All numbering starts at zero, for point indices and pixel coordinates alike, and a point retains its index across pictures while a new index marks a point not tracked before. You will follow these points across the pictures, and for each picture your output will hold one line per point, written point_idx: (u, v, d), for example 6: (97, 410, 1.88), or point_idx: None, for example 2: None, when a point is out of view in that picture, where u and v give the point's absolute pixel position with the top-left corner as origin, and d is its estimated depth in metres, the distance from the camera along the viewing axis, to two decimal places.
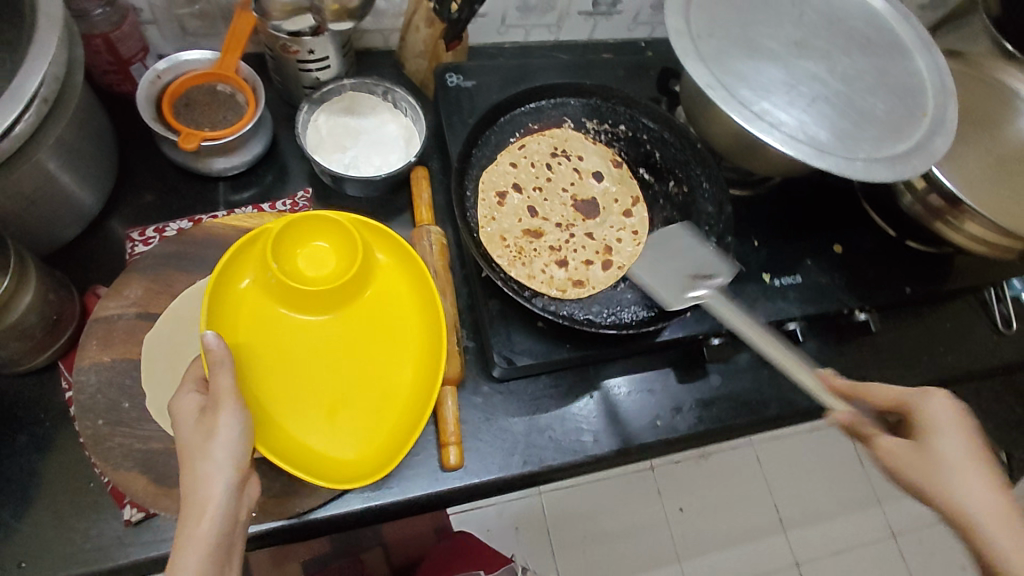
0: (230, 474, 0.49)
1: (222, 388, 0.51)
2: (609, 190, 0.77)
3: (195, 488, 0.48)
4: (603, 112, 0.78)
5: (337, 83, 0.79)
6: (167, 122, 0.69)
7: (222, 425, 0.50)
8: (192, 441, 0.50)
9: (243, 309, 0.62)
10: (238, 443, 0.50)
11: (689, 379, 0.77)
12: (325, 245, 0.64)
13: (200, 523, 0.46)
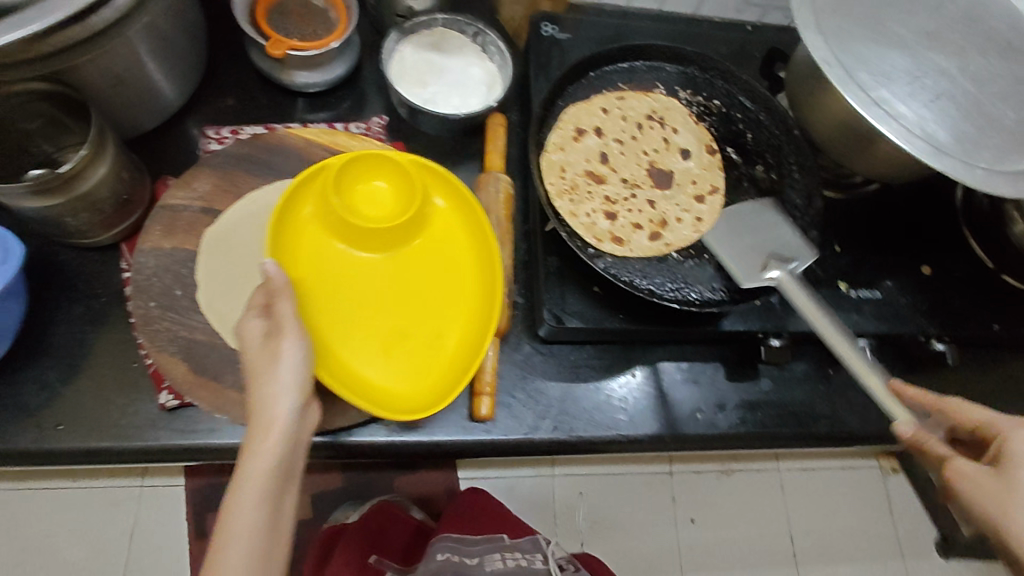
0: (295, 395, 0.49)
1: (285, 315, 0.51)
2: (691, 170, 0.70)
3: (261, 407, 0.48)
4: (698, 84, 0.72)
5: (429, 16, 0.78)
6: (258, 26, 0.69)
7: (287, 348, 0.50)
8: (257, 364, 0.50)
9: (302, 241, 0.60)
10: (303, 367, 0.50)
11: (739, 378, 0.72)
12: (384, 184, 0.62)
13: (267, 441, 0.47)
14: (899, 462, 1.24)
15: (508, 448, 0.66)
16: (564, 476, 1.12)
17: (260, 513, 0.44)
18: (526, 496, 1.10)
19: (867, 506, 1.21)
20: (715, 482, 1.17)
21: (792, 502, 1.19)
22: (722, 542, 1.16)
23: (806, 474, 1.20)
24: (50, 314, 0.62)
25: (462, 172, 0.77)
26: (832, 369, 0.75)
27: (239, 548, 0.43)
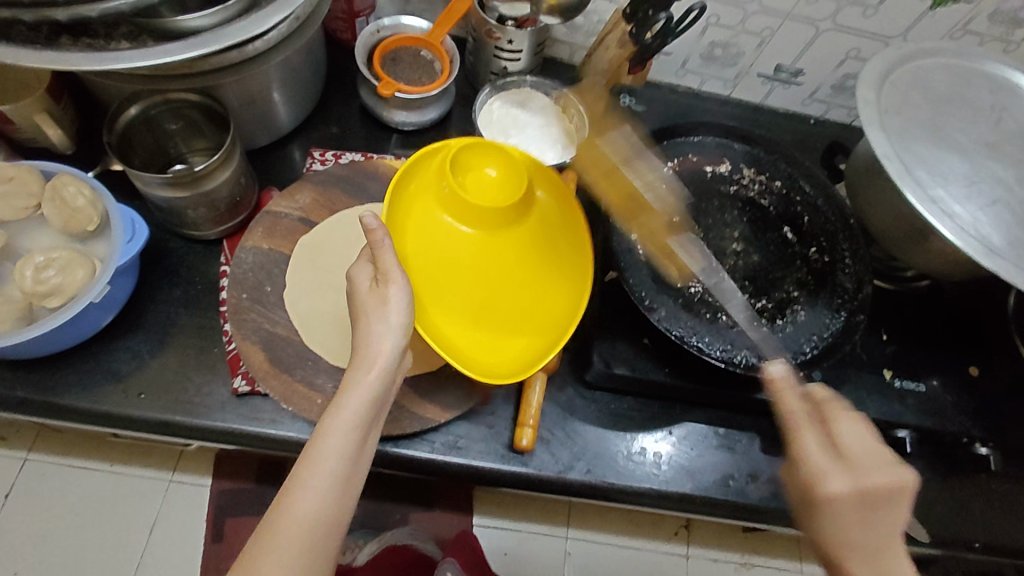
0: (398, 338, 0.52)
1: (390, 263, 0.53)
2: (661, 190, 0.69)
3: (365, 342, 0.52)
4: (763, 163, 0.73)
5: (520, 77, 0.86)
6: (373, 68, 0.79)
7: (392, 296, 0.53)
8: (366, 304, 0.54)
9: (415, 208, 0.68)
10: (405, 314, 0.53)
11: (775, 452, 0.73)
12: (492, 171, 0.67)
13: (369, 373, 0.51)
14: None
15: (541, 483, 0.68)
16: (578, 540, 1.05)
17: (349, 441, 0.49)
18: (535, 556, 1.04)
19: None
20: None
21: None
22: None
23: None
24: (149, 293, 0.69)
25: None
26: None
27: (329, 466, 0.48)
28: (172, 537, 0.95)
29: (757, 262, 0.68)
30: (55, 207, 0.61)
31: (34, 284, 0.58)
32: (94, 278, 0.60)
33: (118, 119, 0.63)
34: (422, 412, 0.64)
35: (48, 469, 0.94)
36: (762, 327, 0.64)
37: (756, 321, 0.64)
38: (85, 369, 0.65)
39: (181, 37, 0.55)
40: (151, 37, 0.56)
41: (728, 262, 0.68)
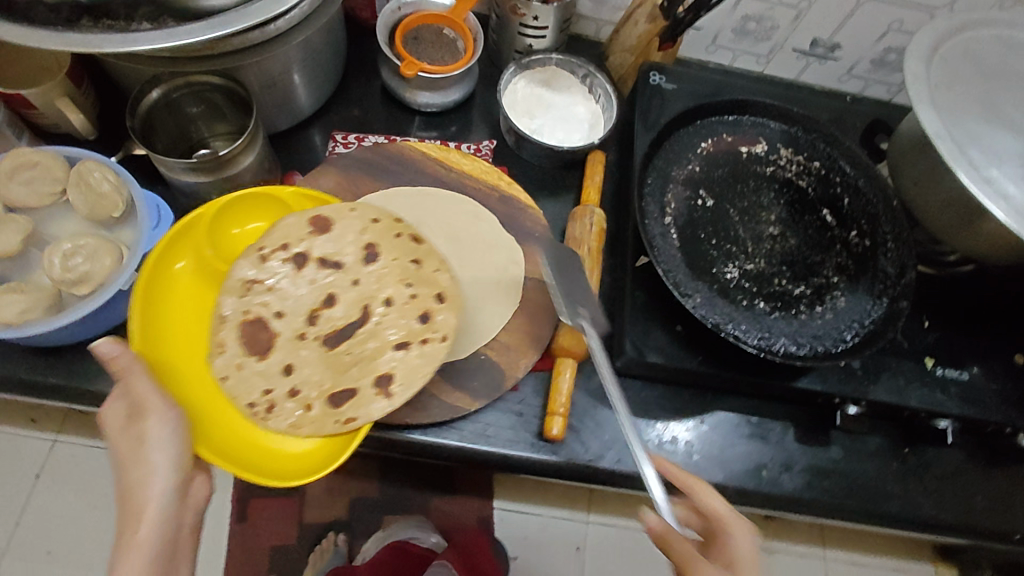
0: (167, 480, 0.51)
1: (143, 391, 0.52)
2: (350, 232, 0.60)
3: (136, 491, 0.50)
4: (801, 144, 0.71)
5: (546, 54, 0.84)
6: (395, 47, 0.77)
7: (149, 426, 0.52)
8: (122, 446, 0.52)
9: (177, 293, 0.62)
10: (173, 443, 0.52)
11: (810, 442, 0.72)
12: (259, 225, 0.65)
13: (142, 526, 0.49)
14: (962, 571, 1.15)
15: (571, 471, 0.68)
16: (597, 523, 1.12)
17: None
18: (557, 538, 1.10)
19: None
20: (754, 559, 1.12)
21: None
22: None
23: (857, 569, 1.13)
24: None
25: (556, 202, 0.81)
26: (908, 448, 0.72)
27: None
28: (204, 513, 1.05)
29: (794, 246, 0.66)
30: (80, 192, 0.61)
31: (63, 271, 0.58)
32: (122, 265, 0.59)
33: (140, 103, 0.63)
34: (451, 400, 0.63)
35: (77, 450, 1.03)
36: (799, 313, 0.61)
37: (794, 307, 0.62)
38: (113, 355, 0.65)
39: (201, 18, 0.54)
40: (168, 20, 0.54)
41: (766, 246, 0.65)
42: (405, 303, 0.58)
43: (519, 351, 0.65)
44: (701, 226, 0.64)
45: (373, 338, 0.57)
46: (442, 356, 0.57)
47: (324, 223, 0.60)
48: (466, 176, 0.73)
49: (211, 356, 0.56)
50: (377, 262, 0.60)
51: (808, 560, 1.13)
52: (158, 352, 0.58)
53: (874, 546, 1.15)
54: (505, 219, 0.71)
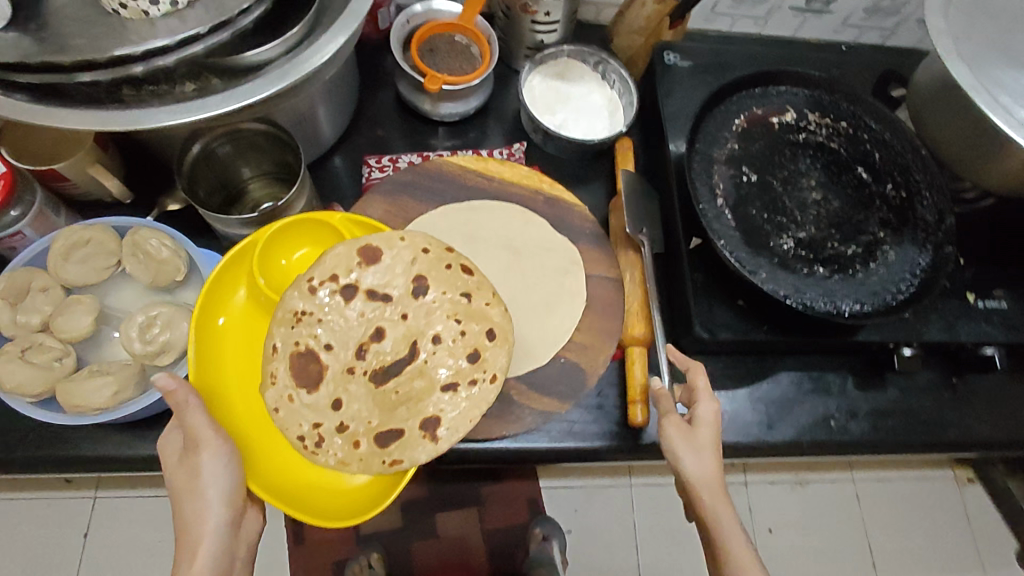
0: (222, 514, 0.49)
1: (196, 428, 0.50)
2: (401, 257, 0.55)
3: (189, 526, 0.49)
4: (826, 105, 0.73)
5: (558, 48, 0.84)
6: (414, 63, 0.76)
7: (205, 463, 0.50)
8: (179, 481, 0.50)
9: (230, 328, 0.58)
10: (227, 479, 0.50)
11: (868, 387, 0.76)
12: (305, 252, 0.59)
13: (194, 563, 0.47)
14: (978, 471, 1.20)
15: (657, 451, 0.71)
16: (641, 485, 1.16)
17: None
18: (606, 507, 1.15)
19: (945, 513, 1.18)
20: (790, 494, 1.18)
21: (866, 512, 1.17)
22: (795, 549, 1.15)
23: (886, 485, 1.19)
24: None
25: (592, 194, 0.83)
26: (956, 377, 0.78)
27: None
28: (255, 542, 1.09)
29: (838, 207, 0.68)
30: (139, 262, 0.60)
31: (142, 345, 0.57)
32: None
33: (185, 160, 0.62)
34: (540, 407, 0.65)
35: (119, 503, 1.06)
36: (856, 273, 0.64)
37: (850, 268, 0.65)
38: None
39: (246, 73, 0.52)
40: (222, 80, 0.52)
41: (812, 212, 0.67)
42: (454, 341, 0.53)
43: (594, 348, 0.67)
44: (750, 203, 0.66)
45: (421, 376, 0.52)
46: (490, 400, 0.52)
47: (371, 252, 0.54)
48: (508, 183, 0.74)
49: (262, 389, 0.52)
50: (427, 294, 0.54)
51: (843, 487, 1.18)
52: (212, 381, 0.56)
53: (899, 464, 1.20)
54: (555, 222, 0.73)
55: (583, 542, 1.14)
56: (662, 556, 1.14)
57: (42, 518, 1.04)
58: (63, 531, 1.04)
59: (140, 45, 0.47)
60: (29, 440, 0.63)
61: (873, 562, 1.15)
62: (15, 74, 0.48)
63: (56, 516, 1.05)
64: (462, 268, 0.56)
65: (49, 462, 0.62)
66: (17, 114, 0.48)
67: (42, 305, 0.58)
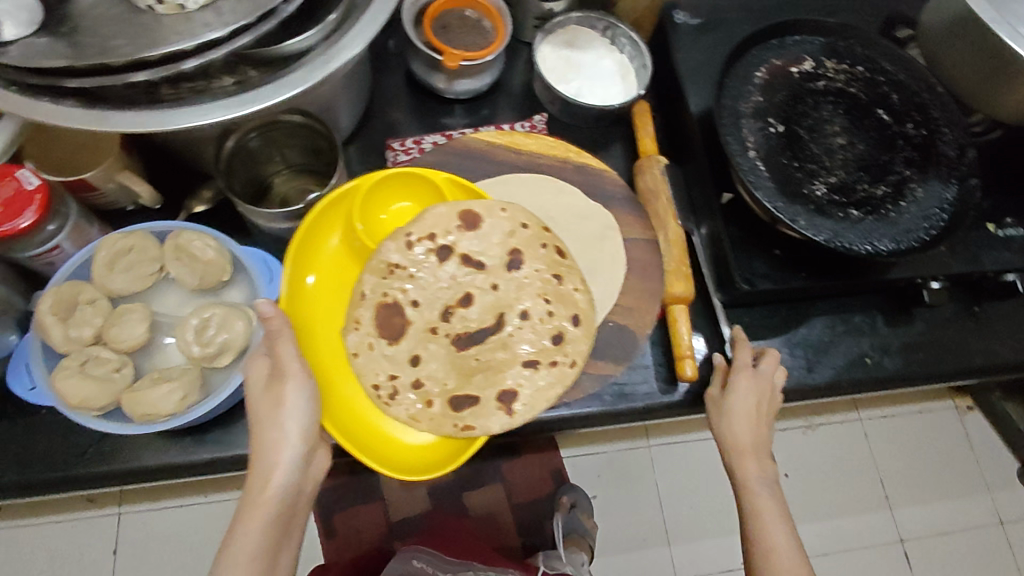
0: (298, 446, 0.48)
1: (286, 358, 0.49)
2: (502, 228, 0.56)
3: (264, 453, 0.48)
4: (841, 52, 0.74)
5: (566, 16, 0.84)
6: (429, 42, 0.75)
7: (290, 394, 0.49)
8: (260, 410, 0.49)
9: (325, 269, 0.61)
10: (306, 414, 0.49)
11: (897, 322, 0.79)
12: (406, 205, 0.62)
13: (267, 489, 0.47)
14: (976, 398, 1.25)
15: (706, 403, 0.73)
16: (659, 445, 1.17)
17: None
18: (626, 469, 1.16)
19: (947, 443, 1.22)
20: (803, 439, 1.19)
21: (877, 448, 1.21)
22: (813, 491, 1.17)
23: (891, 421, 1.22)
24: None
25: (612, 160, 0.83)
26: (977, 306, 0.80)
27: None
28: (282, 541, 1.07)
29: (864, 150, 0.70)
30: (185, 265, 0.60)
31: (201, 347, 0.57)
32: (253, 326, 0.59)
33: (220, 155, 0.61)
34: (595, 370, 0.66)
35: (146, 516, 1.04)
36: (889, 212, 0.66)
37: (882, 208, 0.66)
38: None
39: (285, 63, 0.51)
40: (265, 70, 0.52)
41: (840, 157, 0.69)
42: (541, 321, 0.54)
43: (640, 308, 0.68)
44: (781, 153, 0.68)
45: (503, 348, 0.53)
46: (570, 379, 0.54)
47: (469, 219, 0.56)
48: (536, 155, 0.74)
49: (346, 331, 0.55)
50: (520, 269, 0.55)
51: (853, 427, 1.21)
52: (307, 313, 0.59)
53: (901, 399, 1.23)
54: (587, 189, 0.73)
55: (608, 507, 1.15)
56: (688, 511, 1.15)
57: (70, 540, 1.02)
58: (91, 550, 1.02)
59: (191, 42, 0.46)
60: (89, 455, 0.62)
61: (887, 495, 1.19)
62: (62, 78, 0.46)
63: (82, 536, 1.02)
64: (554, 249, 0.58)
65: (111, 476, 0.62)
66: (66, 120, 0.47)
67: (92, 318, 0.56)
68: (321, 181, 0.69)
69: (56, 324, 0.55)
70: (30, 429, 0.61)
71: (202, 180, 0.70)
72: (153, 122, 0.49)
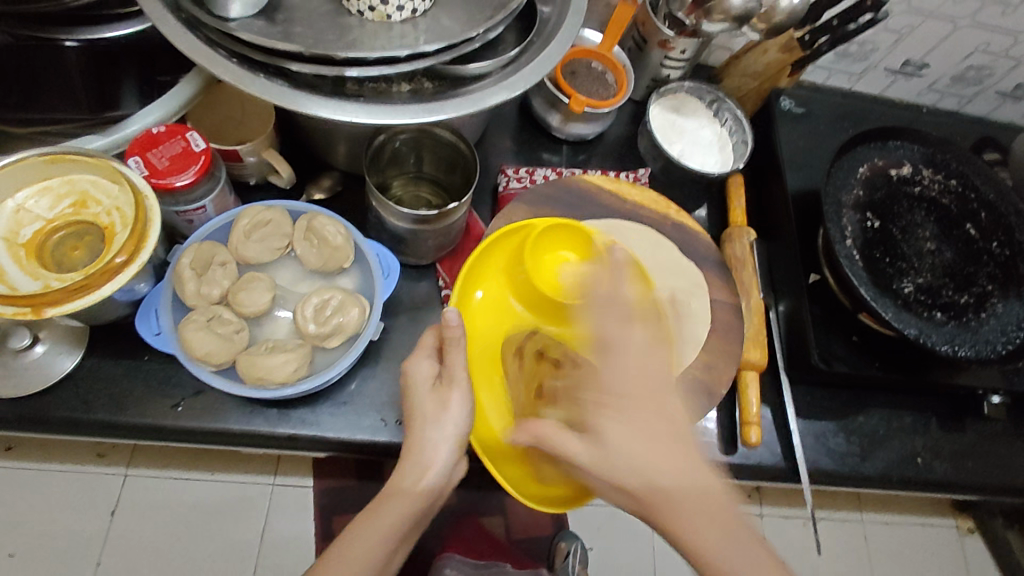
0: (453, 447, 0.54)
1: (456, 365, 0.55)
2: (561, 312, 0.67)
3: (423, 447, 0.53)
4: (938, 164, 0.79)
5: (680, 83, 0.89)
6: (557, 85, 0.81)
7: (455, 400, 0.54)
8: (425, 407, 0.55)
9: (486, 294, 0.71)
10: (465, 420, 0.55)
11: (951, 428, 0.81)
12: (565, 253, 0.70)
13: (422, 479, 0.53)
14: (978, 520, 1.13)
15: (763, 472, 0.75)
16: None
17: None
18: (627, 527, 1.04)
19: (947, 564, 1.10)
20: (803, 530, 1.07)
21: (877, 556, 1.09)
22: None
23: (891, 528, 1.10)
24: (386, 321, 0.71)
25: (701, 223, 0.87)
26: None
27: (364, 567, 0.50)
28: (285, 534, 0.96)
29: (950, 259, 0.74)
30: (313, 245, 0.63)
31: (316, 326, 0.60)
32: (366, 316, 0.61)
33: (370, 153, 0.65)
34: None
35: (150, 483, 0.93)
36: (970, 321, 0.70)
37: (963, 316, 0.70)
38: (342, 398, 0.66)
39: (465, 82, 0.56)
40: (446, 83, 0.56)
41: (928, 261, 0.73)
42: None
43: (719, 368, 0.71)
44: (876, 248, 0.72)
45: None
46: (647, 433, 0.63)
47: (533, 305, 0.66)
48: (640, 206, 0.78)
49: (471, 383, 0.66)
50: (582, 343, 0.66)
51: (853, 526, 1.09)
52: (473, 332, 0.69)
53: (905, 506, 1.12)
54: (682, 246, 0.77)
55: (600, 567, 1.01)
56: None
57: (51, 490, 0.91)
58: (79, 508, 0.92)
59: (410, 50, 0.50)
60: (180, 410, 0.63)
61: None
62: (286, 62, 0.49)
63: (73, 491, 0.92)
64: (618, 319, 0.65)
65: (196, 432, 0.63)
66: (274, 95, 0.49)
67: (221, 279, 0.60)
68: (438, 195, 0.73)
69: (192, 279, 0.59)
70: (130, 372, 0.64)
71: (326, 170, 0.74)
72: (353, 113, 0.51)
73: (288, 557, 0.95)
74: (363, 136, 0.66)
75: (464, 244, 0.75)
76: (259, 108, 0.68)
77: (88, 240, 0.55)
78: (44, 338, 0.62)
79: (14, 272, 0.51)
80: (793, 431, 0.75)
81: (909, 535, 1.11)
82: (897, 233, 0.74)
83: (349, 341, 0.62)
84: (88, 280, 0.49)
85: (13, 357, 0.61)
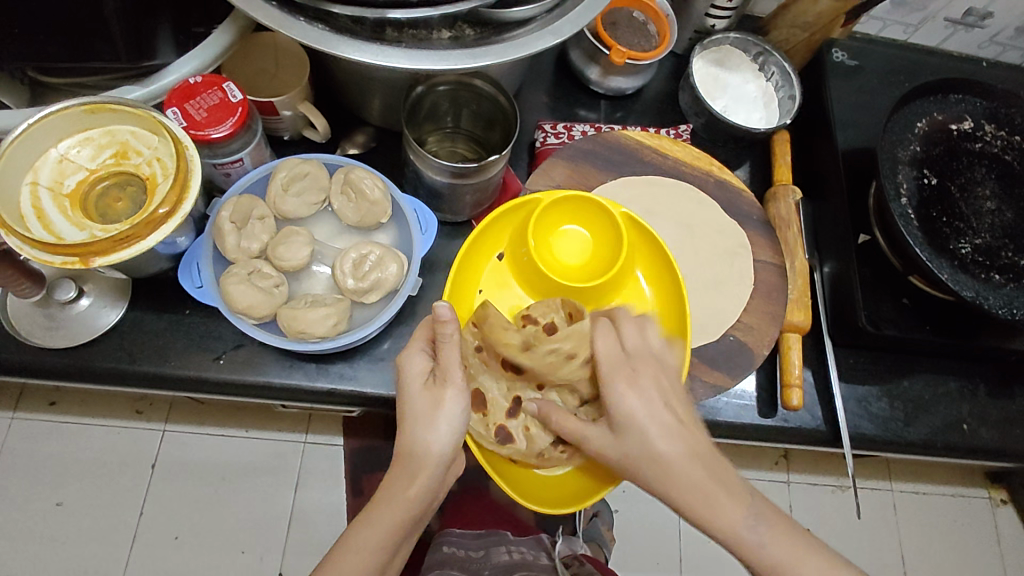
0: (445, 449, 0.50)
1: (449, 361, 0.51)
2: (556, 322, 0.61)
3: (410, 449, 0.50)
4: (1002, 118, 0.74)
5: (725, 34, 0.84)
6: (598, 37, 0.77)
7: (449, 399, 0.51)
8: (416, 406, 0.51)
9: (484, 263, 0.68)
10: (458, 420, 0.51)
11: (998, 396, 0.78)
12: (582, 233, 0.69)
13: (408, 489, 0.50)
14: (1010, 492, 1.11)
15: (803, 435, 0.73)
16: None
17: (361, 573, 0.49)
18: (654, 492, 1.03)
19: (975, 535, 1.08)
20: (832, 498, 1.06)
21: (906, 525, 1.07)
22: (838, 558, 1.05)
23: (922, 499, 1.09)
24: (422, 278, 0.70)
25: (743, 182, 0.83)
26: None
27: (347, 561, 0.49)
28: (318, 490, 0.98)
29: (1012, 219, 0.70)
30: (351, 200, 0.62)
31: (355, 281, 0.60)
32: (404, 271, 0.61)
33: (408, 105, 0.63)
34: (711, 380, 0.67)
35: (188, 438, 0.96)
36: None
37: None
38: (379, 354, 0.66)
39: (507, 27, 0.53)
40: (488, 30, 0.53)
41: (987, 220, 0.69)
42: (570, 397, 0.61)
43: (762, 329, 0.69)
44: (932, 206, 0.69)
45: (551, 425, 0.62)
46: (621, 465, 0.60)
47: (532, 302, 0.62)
48: (683, 163, 0.75)
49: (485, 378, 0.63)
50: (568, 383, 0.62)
51: (882, 494, 1.08)
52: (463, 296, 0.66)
53: (933, 476, 1.10)
54: (725, 205, 0.74)
55: (626, 528, 1.02)
56: None
57: (93, 443, 0.94)
58: (121, 460, 0.95)
59: None
60: (222, 362, 0.64)
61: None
62: (326, 4, 0.48)
63: (114, 445, 0.95)
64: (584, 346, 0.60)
65: (238, 385, 0.64)
66: (316, 40, 0.48)
67: (260, 233, 0.60)
68: (474, 151, 0.72)
69: (232, 233, 0.59)
70: (172, 326, 0.64)
71: (360, 125, 0.73)
72: (393, 57, 0.50)
73: (321, 511, 0.97)
74: (399, 89, 0.64)
75: (501, 202, 0.74)
76: (292, 60, 0.66)
77: (130, 192, 0.55)
78: (89, 291, 0.63)
79: (59, 221, 0.52)
80: (836, 395, 0.73)
81: (941, 507, 1.09)
82: (954, 191, 0.70)
83: (387, 297, 0.62)
84: (133, 230, 0.49)
85: (60, 309, 0.63)
